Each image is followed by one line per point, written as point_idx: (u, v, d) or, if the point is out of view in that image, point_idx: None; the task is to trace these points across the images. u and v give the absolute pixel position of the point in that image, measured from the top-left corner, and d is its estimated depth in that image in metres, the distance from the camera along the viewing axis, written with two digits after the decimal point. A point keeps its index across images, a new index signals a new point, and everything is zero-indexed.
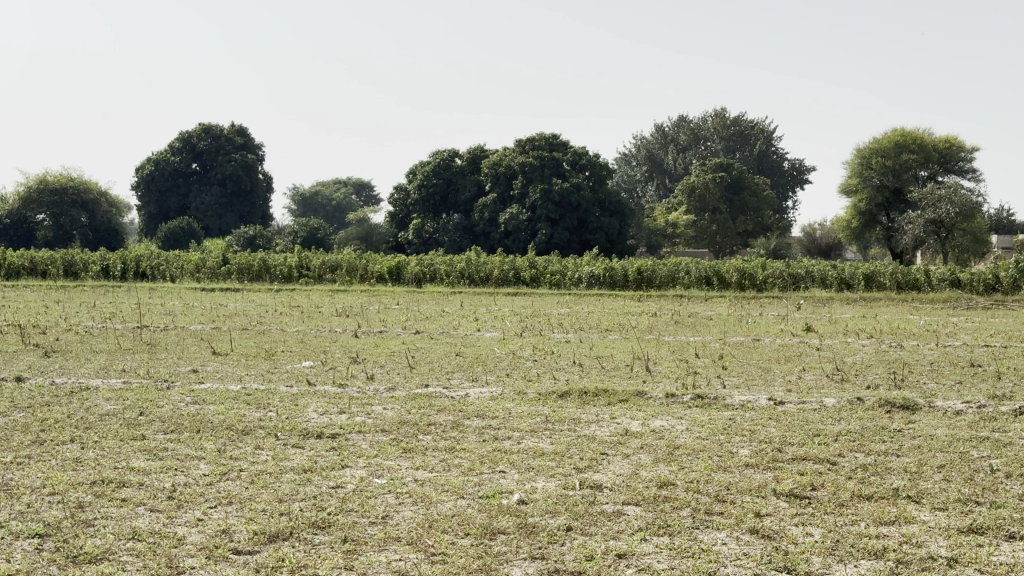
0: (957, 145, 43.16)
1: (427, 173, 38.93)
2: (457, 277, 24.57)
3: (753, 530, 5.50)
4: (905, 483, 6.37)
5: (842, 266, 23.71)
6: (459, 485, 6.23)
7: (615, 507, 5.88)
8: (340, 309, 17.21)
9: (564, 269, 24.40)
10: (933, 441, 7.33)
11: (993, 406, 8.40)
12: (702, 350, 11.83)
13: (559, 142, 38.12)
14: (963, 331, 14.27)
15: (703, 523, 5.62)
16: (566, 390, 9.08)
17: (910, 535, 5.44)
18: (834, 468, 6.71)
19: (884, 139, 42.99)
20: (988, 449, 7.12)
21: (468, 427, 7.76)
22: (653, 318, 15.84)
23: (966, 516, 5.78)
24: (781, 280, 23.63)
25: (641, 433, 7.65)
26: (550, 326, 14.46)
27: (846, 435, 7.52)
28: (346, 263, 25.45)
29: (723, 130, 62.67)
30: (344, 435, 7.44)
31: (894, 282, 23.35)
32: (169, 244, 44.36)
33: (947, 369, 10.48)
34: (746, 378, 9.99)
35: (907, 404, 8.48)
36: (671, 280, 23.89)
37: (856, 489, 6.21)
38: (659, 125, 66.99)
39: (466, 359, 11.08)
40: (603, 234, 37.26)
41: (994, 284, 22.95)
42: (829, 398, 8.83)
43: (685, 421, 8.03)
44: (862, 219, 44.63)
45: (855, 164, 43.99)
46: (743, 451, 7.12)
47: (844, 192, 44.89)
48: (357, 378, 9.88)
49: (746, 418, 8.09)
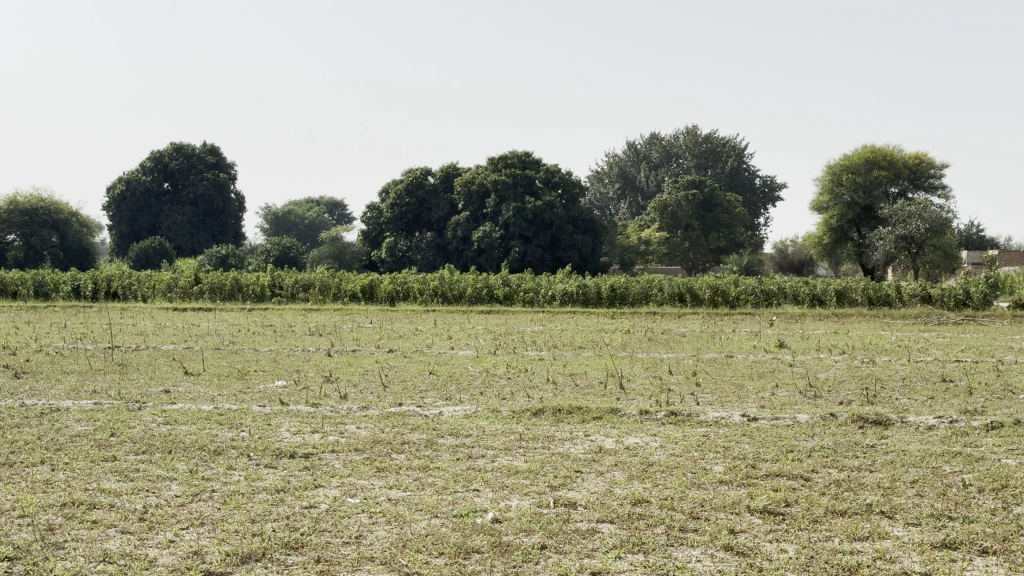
0: (927, 161, 43.60)
1: (399, 192, 38.98)
2: (430, 295, 24.59)
3: (728, 547, 5.50)
4: (879, 498, 6.38)
5: (814, 283, 23.86)
6: (433, 504, 6.20)
7: (589, 526, 5.87)
8: (313, 328, 17.10)
9: (537, 288, 24.39)
10: (906, 457, 7.35)
11: (965, 421, 8.43)
12: (675, 367, 11.85)
13: (531, 160, 38.36)
14: (935, 346, 14.31)
15: (678, 541, 5.61)
16: (539, 408, 9.07)
17: (883, 551, 5.46)
18: (807, 484, 6.73)
19: (854, 155, 43.16)
20: (961, 464, 7.15)
21: (441, 445, 7.74)
22: (626, 336, 15.77)
23: (938, 531, 5.80)
24: (753, 296, 23.69)
25: (615, 451, 7.64)
26: (524, 344, 14.41)
27: (819, 451, 7.55)
28: (319, 281, 25.34)
29: (695, 148, 62.98)
30: (317, 455, 7.41)
31: (866, 297, 23.46)
32: (141, 264, 44.19)
33: (919, 385, 10.50)
34: (720, 395, 9.96)
35: (880, 420, 8.50)
36: (644, 297, 23.99)
37: (830, 505, 6.22)
38: (631, 142, 67.31)
39: (439, 378, 11.03)
40: (577, 252, 37.29)
41: (965, 299, 23.09)
42: (801, 415, 8.82)
43: (659, 438, 8.03)
44: (833, 236, 44.75)
45: (826, 181, 44.21)
46: (716, 468, 7.13)
47: (815, 209, 45.09)
48: (330, 398, 9.82)
49: (719, 434, 8.11)
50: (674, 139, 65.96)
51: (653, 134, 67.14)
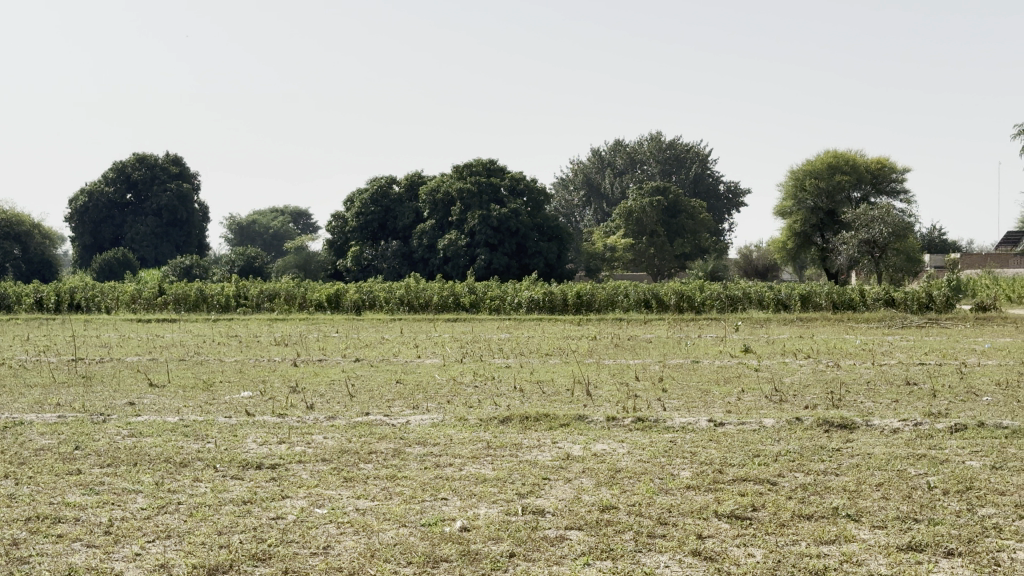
0: (889, 165, 43.95)
1: (364, 201, 38.89)
2: (396, 304, 24.53)
3: (696, 553, 5.51)
4: (844, 502, 6.43)
5: (778, 287, 24.01)
6: (401, 513, 6.19)
7: (558, 532, 5.88)
8: (279, 338, 17.02)
9: (503, 295, 24.37)
10: (872, 459, 7.41)
11: (929, 424, 8.50)
12: (642, 373, 11.87)
13: (496, 167, 38.39)
14: (899, 349, 14.42)
15: (646, 547, 5.62)
16: (507, 415, 9.07)
17: (850, 553, 5.49)
18: (774, 488, 6.76)
19: (817, 161, 43.49)
20: (925, 466, 7.21)
21: (409, 454, 7.73)
22: (593, 343, 15.79)
23: (905, 533, 5.83)
24: (719, 302, 23.79)
25: (583, 457, 7.65)
26: (491, 352, 14.41)
27: (785, 455, 7.59)
28: (284, 291, 25.26)
29: (659, 154, 63.31)
30: (284, 465, 7.38)
31: (830, 302, 23.58)
32: (105, 275, 43.93)
33: (884, 388, 10.58)
34: (686, 400, 9.99)
35: (845, 423, 8.56)
36: (610, 303, 24.00)
37: (796, 509, 6.25)
38: (596, 149, 67.49)
39: (406, 387, 11.00)
40: (542, 259, 37.33)
41: (928, 303, 23.35)
42: (767, 419, 8.86)
43: (627, 444, 8.04)
44: (797, 241, 44.99)
45: (789, 186, 44.51)
46: (683, 473, 7.15)
47: (779, 214, 45.35)
48: (296, 408, 9.78)
49: (686, 440, 8.13)
50: (638, 145, 66.25)
51: (617, 141, 67.38)
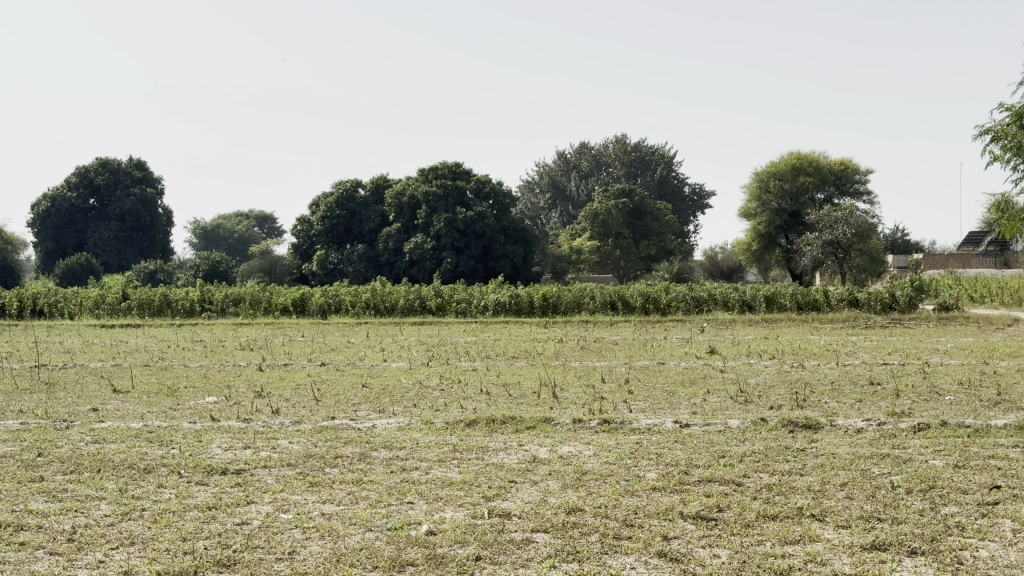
0: (852, 167, 44.23)
1: (330, 205, 38.76)
2: (363, 307, 24.47)
3: (661, 553, 5.53)
4: (809, 501, 6.46)
5: (743, 289, 24.12)
6: (367, 518, 6.18)
7: (524, 535, 5.88)
8: (243, 343, 16.93)
9: (469, 298, 24.36)
10: (835, 459, 7.45)
11: (893, 423, 8.56)
12: (608, 375, 11.90)
13: (462, 170, 38.38)
14: (863, 350, 14.51)
15: (612, 548, 5.64)
16: (473, 419, 9.06)
17: (815, 553, 5.52)
18: (738, 489, 6.79)
19: (781, 163, 43.73)
20: (889, 466, 7.26)
21: (375, 458, 7.71)
22: (559, 345, 15.81)
23: (868, 532, 5.87)
24: (685, 303, 23.87)
25: (549, 459, 7.66)
26: (457, 355, 14.41)
27: (750, 455, 7.62)
28: (250, 295, 25.14)
29: (625, 156, 63.53)
30: (249, 471, 7.35)
31: (795, 303, 23.71)
32: (68, 280, 43.60)
33: (848, 388, 10.64)
34: (652, 402, 10.02)
35: (809, 424, 8.60)
36: (576, 305, 24.01)
37: (762, 509, 6.28)
38: (561, 152, 67.61)
39: (372, 391, 10.97)
40: (508, 262, 37.36)
41: (891, 303, 23.55)
42: (733, 419, 8.89)
43: (593, 446, 8.06)
44: (762, 242, 45.20)
45: (753, 187, 44.73)
46: (648, 475, 7.17)
47: (744, 215, 45.57)
48: (262, 413, 9.73)
49: (651, 441, 8.16)
50: (603, 148, 66.44)
51: (583, 144, 67.54)
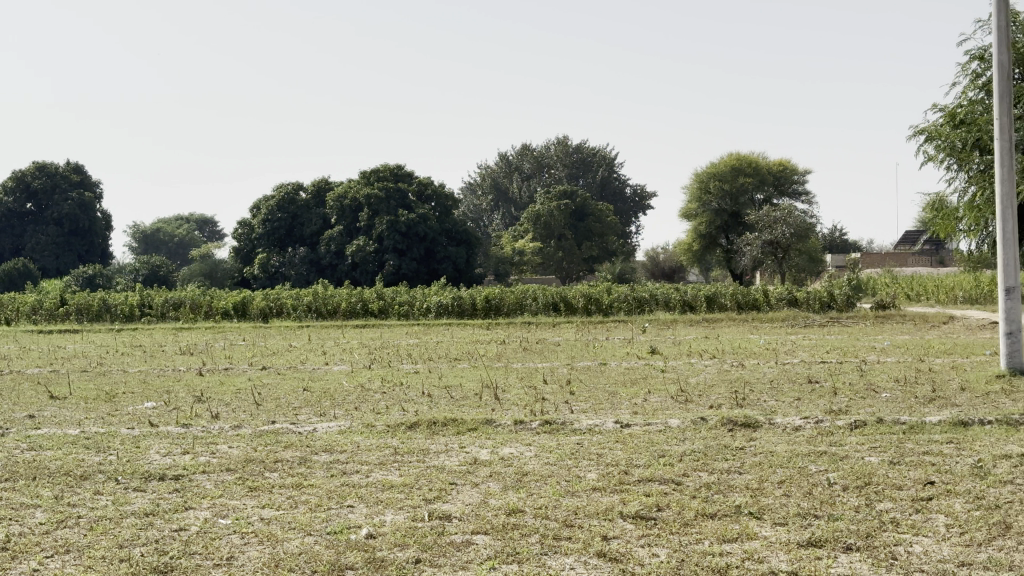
0: (790, 168, 44.71)
1: (270, 207, 38.52)
2: (304, 310, 24.35)
3: (600, 553, 5.55)
4: (747, 500, 6.51)
5: (684, 289, 24.26)
6: (306, 522, 6.16)
7: (464, 537, 5.88)
8: (184, 347, 16.81)
9: (411, 300, 24.32)
10: (773, 457, 7.51)
11: (830, 421, 8.64)
12: (550, 376, 11.92)
13: (403, 173, 38.32)
14: (802, 348, 14.65)
15: (551, 549, 5.66)
16: (414, 421, 9.05)
17: (751, 551, 5.56)
18: (677, 488, 6.84)
19: (721, 163, 44.10)
20: (825, 463, 7.33)
21: (315, 462, 7.69)
22: (501, 347, 15.82)
23: (805, 529, 5.93)
24: (626, 304, 23.97)
25: (490, 461, 7.67)
26: (398, 358, 14.38)
27: (690, 455, 7.67)
28: (189, 300, 24.95)
29: (566, 158, 63.73)
30: (188, 476, 7.30)
31: (735, 302, 23.87)
32: (5, 286, 43.06)
33: (787, 387, 10.73)
34: (593, 403, 10.06)
35: (749, 422, 8.67)
36: (518, 307, 24.04)
37: (700, 508, 6.33)
38: (503, 154, 67.71)
39: (314, 394, 10.93)
40: (451, 264, 37.45)
41: (829, 302, 23.79)
42: (673, 419, 8.94)
43: (534, 448, 8.08)
44: (703, 242, 45.48)
45: (693, 188, 45.05)
46: (589, 475, 7.20)
47: (685, 216, 45.85)
48: (201, 418, 9.67)
49: (593, 442, 8.18)
50: (545, 149, 66.61)
51: (524, 146, 67.68)
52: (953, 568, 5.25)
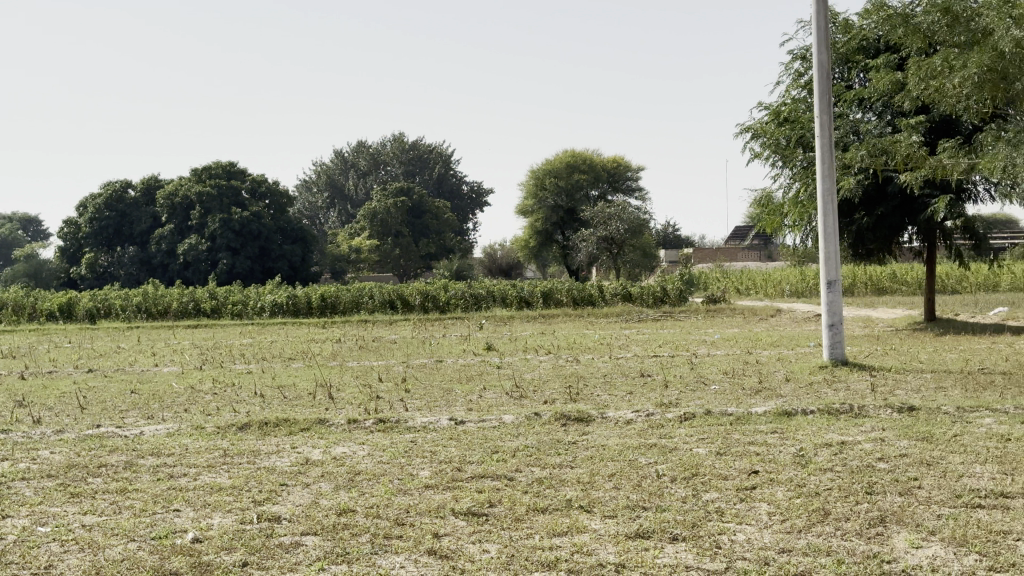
0: (622, 165, 45.58)
1: (98, 206, 37.53)
2: (133, 311, 23.76)
3: (431, 551, 5.53)
4: (578, 493, 6.57)
5: (521, 285, 24.41)
6: (130, 528, 5.99)
7: (293, 539, 5.79)
8: (4, 351, 16.21)
9: (245, 300, 23.94)
10: (605, 451, 7.59)
11: (661, 414, 8.78)
12: (385, 374, 11.85)
13: (236, 170, 37.70)
14: (635, 342, 14.87)
15: (382, 548, 5.61)
16: (245, 422, 8.90)
17: (579, 544, 5.60)
18: (509, 484, 6.86)
19: (556, 160, 44.67)
20: (656, 455, 7.44)
21: (141, 466, 7.49)
22: (337, 345, 15.68)
23: (633, 521, 6.01)
24: (463, 301, 23.99)
25: (322, 461, 7.59)
26: (231, 358, 14.13)
27: (523, 450, 7.71)
28: (11, 301, 24.12)
29: (402, 155, 63.64)
30: (6, 484, 7.04)
31: (571, 297, 24.11)
32: None
33: (619, 380, 10.87)
34: (428, 400, 10.03)
35: (581, 417, 8.75)
36: (355, 305, 23.88)
37: (531, 503, 6.36)
38: (338, 152, 67.19)
39: (141, 397, 10.66)
40: (287, 262, 37.04)
41: (662, 297, 24.23)
42: (507, 415, 8.97)
43: (367, 446, 8.01)
44: (539, 239, 45.75)
45: (529, 185, 45.40)
46: (422, 473, 7.17)
47: (521, 213, 46.10)
48: (23, 423, 9.34)
49: (426, 439, 8.15)
50: (381, 146, 66.40)
51: (360, 143, 67.33)
52: (775, 555, 5.36)
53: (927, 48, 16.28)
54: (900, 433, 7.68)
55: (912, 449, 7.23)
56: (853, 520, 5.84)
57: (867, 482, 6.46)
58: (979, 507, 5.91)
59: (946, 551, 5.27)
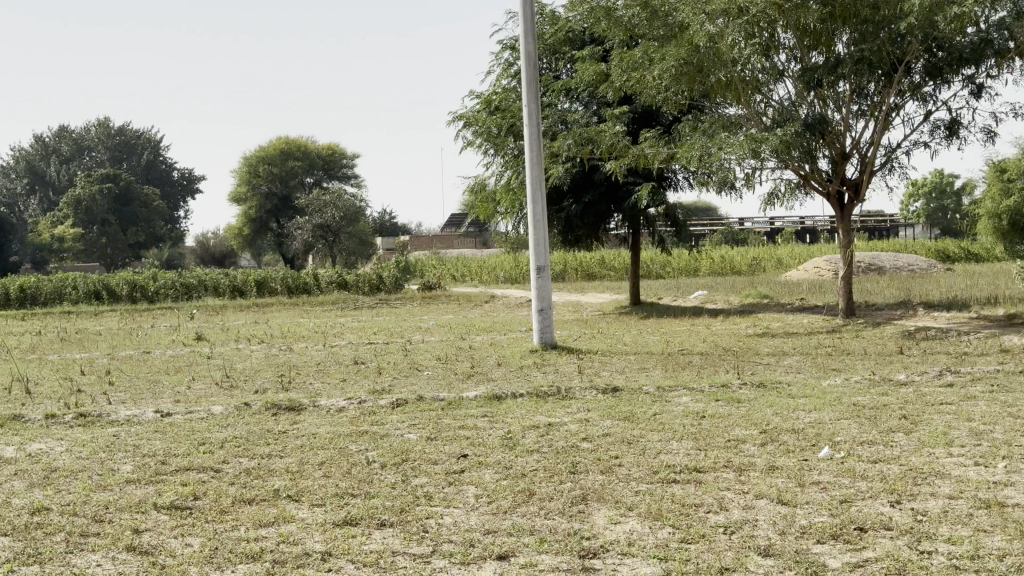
0: (335, 155, 51.95)
1: None
2: None
3: (130, 548, 5.32)
4: (286, 483, 6.46)
5: (234, 275, 24.00)
6: None
7: None
8: None
9: None
10: (315, 439, 7.51)
11: (373, 401, 8.76)
12: (88, 367, 11.39)
13: None
14: (350, 330, 14.83)
15: (78, 547, 5.37)
16: None
17: (286, 534, 5.51)
18: (216, 476, 6.68)
19: (270, 149, 50.25)
20: (367, 442, 7.41)
21: None
22: (37, 338, 14.98)
23: (341, 509, 5.96)
24: (174, 290, 23.38)
25: (15, 459, 7.20)
26: None
27: (231, 441, 7.54)
28: None
29: (108, 141, 61.78)
30: None
31: (285, 286, 23.88)
32: None
33: (333, 368, 10.80)
34: (133, 393, 9.68)
35: (293, 406, 8.63)
36: (57, 296, 22.95)
37: (237, 495, 6.21)
38: (38, 137, 64.49)
39: None
40: None
41: (379, 285, 24.31)
42: (216, 406, 8.75)
43: (66, 442, 7.66)
44: (254, 225, 51.01)
45: (244, 174, 50.78)
46: (124, 468, 6.90)
47: (237, 203, 51.07)
48: None
49: (129, 433, 7.87)
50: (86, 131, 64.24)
51: (62, 127, 64.86)
52: (480, 536, 5.41)
53: (629, 40, 16.90)
54: (603, 413, 7.93)
55: (613, 428, 7.47)
56: (557, 499, 5.97)
57: (572, 462, 6.63)
58: (675, 482, 6.16)
59: (643, 525, 5.45)
